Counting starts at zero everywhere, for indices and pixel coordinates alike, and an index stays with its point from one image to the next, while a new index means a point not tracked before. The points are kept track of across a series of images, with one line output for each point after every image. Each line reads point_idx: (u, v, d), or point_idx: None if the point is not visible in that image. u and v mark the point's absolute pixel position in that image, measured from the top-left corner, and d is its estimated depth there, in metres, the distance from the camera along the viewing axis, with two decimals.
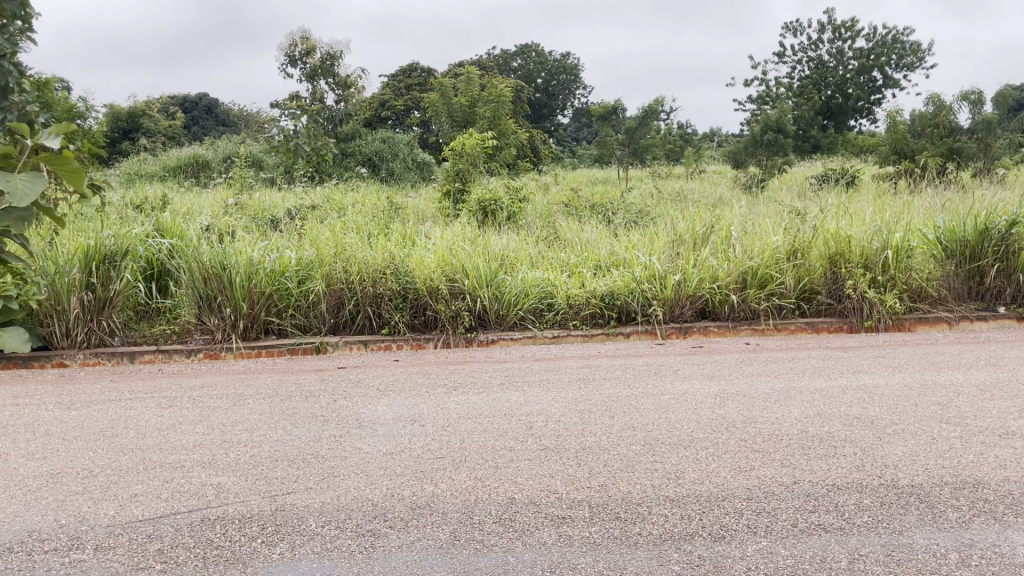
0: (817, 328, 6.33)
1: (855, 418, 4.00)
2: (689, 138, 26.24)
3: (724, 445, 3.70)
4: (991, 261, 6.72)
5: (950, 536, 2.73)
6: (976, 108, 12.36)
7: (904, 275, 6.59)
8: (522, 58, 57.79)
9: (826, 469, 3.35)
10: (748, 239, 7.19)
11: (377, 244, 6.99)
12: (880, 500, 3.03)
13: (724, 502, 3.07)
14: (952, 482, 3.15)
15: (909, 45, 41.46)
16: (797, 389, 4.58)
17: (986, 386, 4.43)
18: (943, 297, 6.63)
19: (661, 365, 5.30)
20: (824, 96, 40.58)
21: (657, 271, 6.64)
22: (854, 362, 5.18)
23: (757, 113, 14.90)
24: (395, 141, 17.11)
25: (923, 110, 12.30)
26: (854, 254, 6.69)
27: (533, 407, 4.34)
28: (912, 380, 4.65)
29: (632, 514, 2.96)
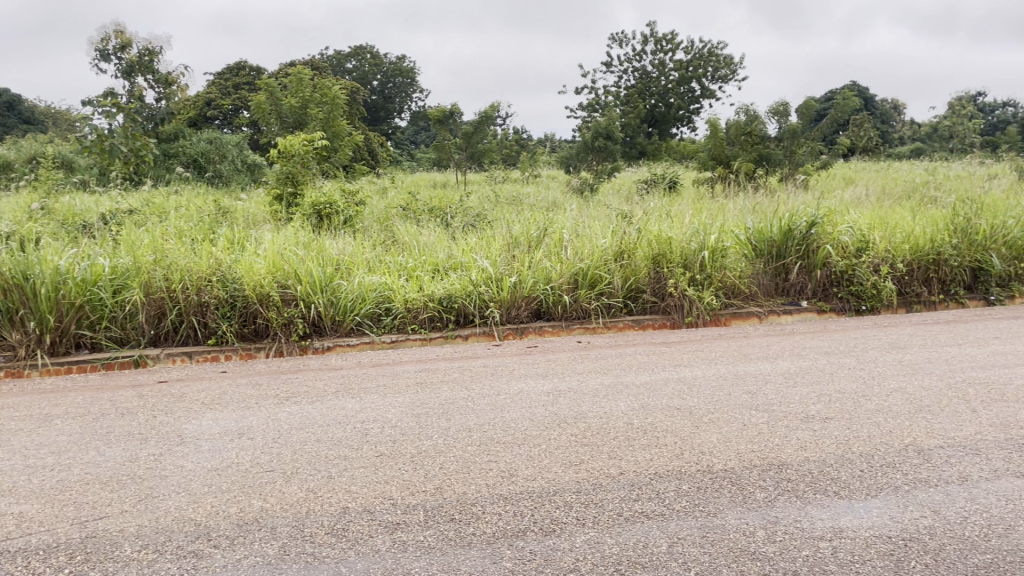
0: (643, 325, 6.66)
1: (676, 408, 4.25)
2: (524, 141, 26.92)
3: (555, 440, 3.82)
4: (795, 259, 7.30)
5: (758, 515, 2.95)
6: (782, 119, 13.40)
7: (720, 274, 7.03)
8: (356, 60, 56.96)
9: (649, 459, 3.53)
10: (578, 241, 7.45)
11: (202, 249, 6.67)
12: (697, 485, 3.23)
13: (554, 496, 3.16)
14: (759, 465, 3.41)
15: (723, 58, 44.37)
16: (624, 384, 4.79)
17: (789, 374, 4.83)
18: (754, 293, 7.13)
19: (497, 365, 5.39)
20: (650, 105, 42.69)
21: (493, 274, 6.76)
22: (677, 356, 5.49)
23: (588, 121, 15.48)
24: (222, 141, 16.36)
25: (737, 120, 13.20)
26: (675, 254, 7.09)
27: (369, 413, 4.29)
28: (727, 371, 4.99)
29: (466, 515, 3.00)
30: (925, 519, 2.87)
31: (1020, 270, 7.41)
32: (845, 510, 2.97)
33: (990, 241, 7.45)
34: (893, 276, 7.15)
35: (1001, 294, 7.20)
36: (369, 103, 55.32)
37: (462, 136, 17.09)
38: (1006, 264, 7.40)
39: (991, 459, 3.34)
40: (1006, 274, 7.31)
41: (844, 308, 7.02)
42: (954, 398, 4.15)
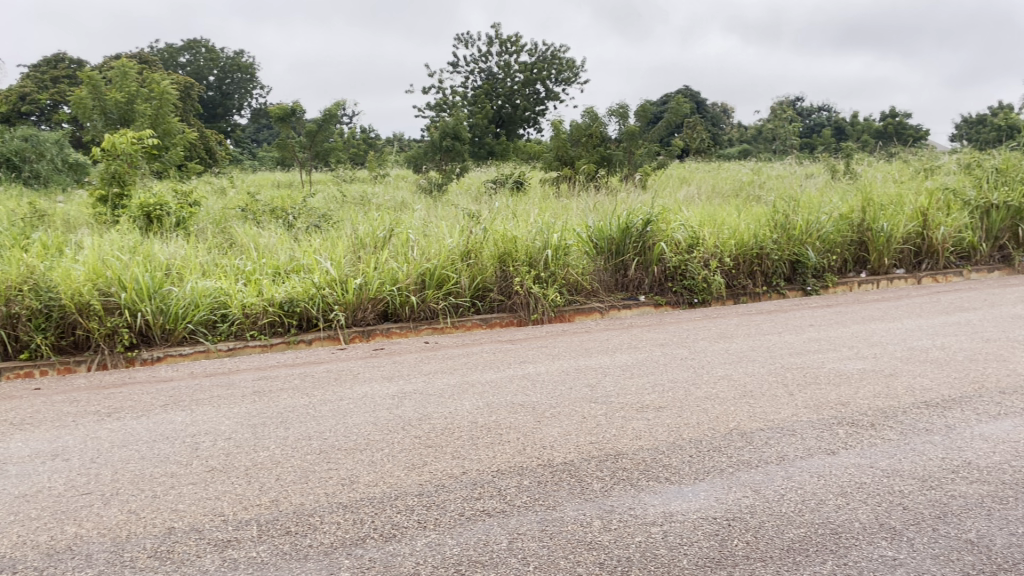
0: (490, 324, 6.71)
1: (519, 404, 4.30)
2: (371, 142, 26.55)
3: (398, 443, 3.76)
4: (632, 256, 7.60)
5: (594, 505, 3.03)
6: (621, 121, 13.92)
7: (563, 271, 7.19)
8: (191, 54, 54.19)
9: (492, 456, 3.55)
10: (424, 241, 7.40)
11: (11, 256, 6.12)
12: (537, 480, 3.28)
13: (396, 500, 3.12)
14: (597, 456, 3.51)
15: (566, 61, 45.59)
16: (470, 383, 4.80)
17: (627, 366, 5.01)
18: (596, 289, 7.34)
19: (342, 370, 5.26)
20: (497, 106, 43.14)
21: (337, 276, 6.58)
22: (522, 353, 5.57)
23: (435, 121, 15.46)
24: (39, 139, 15.08)
25: (579, 122, 13.59)
26: (519, 253, 7.18)
27: (201, 426, 4.07)
28: (569, 366, 5.11)
29: (302, 526, 2.90)
30: (747, 498, 3.04)
31: (832, 262, 8.03)
32: (676, 496, 3.10)
33: (806, 236, 8.00)
34: (722, 270, 7.57)
35: (816, 284, 7.79)
36: (207, 101, 52.80)
37: (306, 134, 16.61)
38: (820, 257, 7.98)
39: (805, 439, 3.58)
40: (820, 265, 7.90)
41: (678, 301, 7.38)
42: (774, 383, 4.43)
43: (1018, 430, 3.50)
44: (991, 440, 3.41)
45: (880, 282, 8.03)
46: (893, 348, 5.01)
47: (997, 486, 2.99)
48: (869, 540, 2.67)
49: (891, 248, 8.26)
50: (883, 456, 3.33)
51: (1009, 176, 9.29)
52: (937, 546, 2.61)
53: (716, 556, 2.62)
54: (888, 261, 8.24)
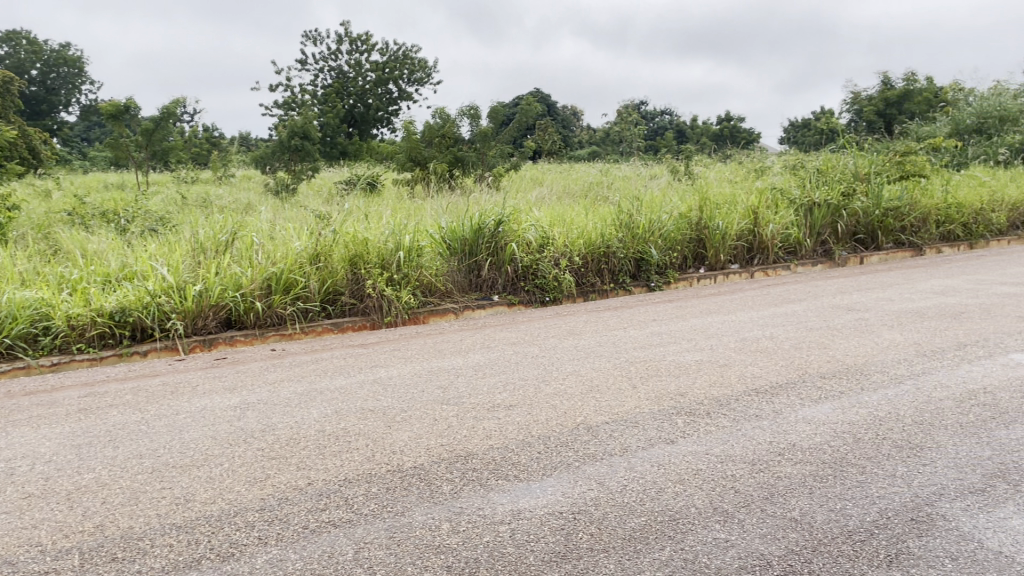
0: (342, 328, 6.56)
1: (369, 410, 4.22)
2: (215, 141, 25.41)
3: (240, 457, 3.60)
4: (485, 256, 7.62)
5: (443, 508, 3.00)
6: (473, 122, 13.97)
7: (416, 272, 7.11)
8: (10, 45, 49.96)
9: (339, 465, 3.46)
10: (270, 245, 7.12)
11: None
12: (386, 486, 3.22)
13: (235, 517, 2.98)
14: (447, 458, 3.49)
15: (417, 62, 45.42)
16: (318, 390, 4.67)
17: (479, 366, 5.02)
18: (449, 290, 7.32)
19: (180, 383, 4.97)
20: (348, 105, 42.35)
21: (175, 283, 6.22)
22: (373, 357, 5.47)
23: (283, 120, 14.96)
24: None
25: (431, 123, 13.53)
26: (371, 255, 7.03)
27: (17, 450, 3.74)
28: (421, 368, 5.06)
29: (131, 552, 2.71)
30: (592, 491, 3.10)
31: (674, 259, 8.39)
32: (524, 493, 3.12)
33: (649, 234, 8.31)
34: (571, 269, 7.75)
35: (660, 281, 8.13)
36: (29, 96, 48.86)
37: (142, 133, 15.65)
38: (662, 254, 8.32)
39: (647, 430, 3.71)
40: (663, 262, 8.24)
41: (530, 300, 7.50)
42: (619, 377, 4.58)
43: (836, 411, 3.77)
44: (813, 422, 3.66)
45: (717, 277, 8.48)
46: (728, 339, 5.29)
47: (818, 466, 3.20)
48: (704, 525, 2.79)
49: (727, 244, 8.72)
50: (717, 442, 3.50)
51: (828, 177, 10.03)
52: (765, 525, 2.76)
53: (562, 550, 2.66)
54: (724, 257, 8.70)
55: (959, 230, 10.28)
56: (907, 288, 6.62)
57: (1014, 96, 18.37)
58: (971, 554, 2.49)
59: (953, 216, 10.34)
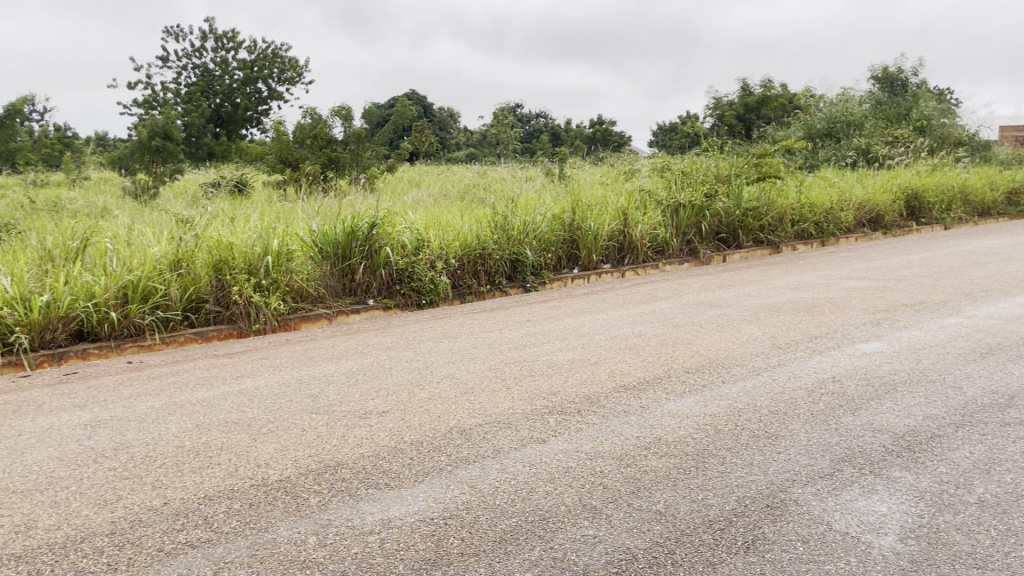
0: (207, 337, 6.28)
1: (233, 423, 4.04)
2: (67, 141, 23.87)
3: (89, 479, 3.37)
4: (359, 260, 7.46)
5: (309, 521, 2.90)
6: (346, 122, 13.70)
7: (286, 278, 6.89)
8: None
9: (199, 482, 3.29)
10: (126, 251, 6.72)
11: None
12: (249, 502, 3.09)
13: (81, 544, 2.78)
14: (315, 469, 3.39)
15: (288, 60, 44.26)
16: (178, 404, 4.44)
17: (351, 373, 4.91)
18: (321, 295, 7.14)
19: (24, 401, 4.61)
20: (216, 105, 40.75)
21: (18, 293, 5.76)
22: (240, 367, 5.25)
23: (142, 119, 14.19)
24: None
25: (302, 123, 13.17)
26: (237, 260, 6.75)
27: None
28: (290, 377, 4.90)
29: None
30: (463, 494, 3.07)
31: (548, 260, 8.50)
32: (394, 500, 3.06)
33: (524, 235, 8.37)
34: (447, 271, 7.72)
35: (535, 281, 8.22)
36: None
37: None
38: (537, 255, 8.41)
39: (519, 430, 3.72)
40: (538, 263, 8.33)
41: (406, 304, 7.42)
42: (493, 378, 4.58)
43: (699, 404, 3.90)
44: (678, 416, 3.77)
45: (590, 277, 8.66)
46: (599, 337, 5.40)
47: (682, 458, 3.30)
48: (573, 522, 2.81)
49: (599, 245, 8.91)
50: (587, 440, 3.55)
51: (693, 178, 10.42)
52: (632, 520, 2.81)
53: (432, 557, 2.62)
54: (596, 257, 8.88)
55: (812, 228, 10.93)
56: (765, 284, 6.96)
57: (858, 103, 19.69)
58: (821, 537, 2.62)
59: (806, 216, 10.97)
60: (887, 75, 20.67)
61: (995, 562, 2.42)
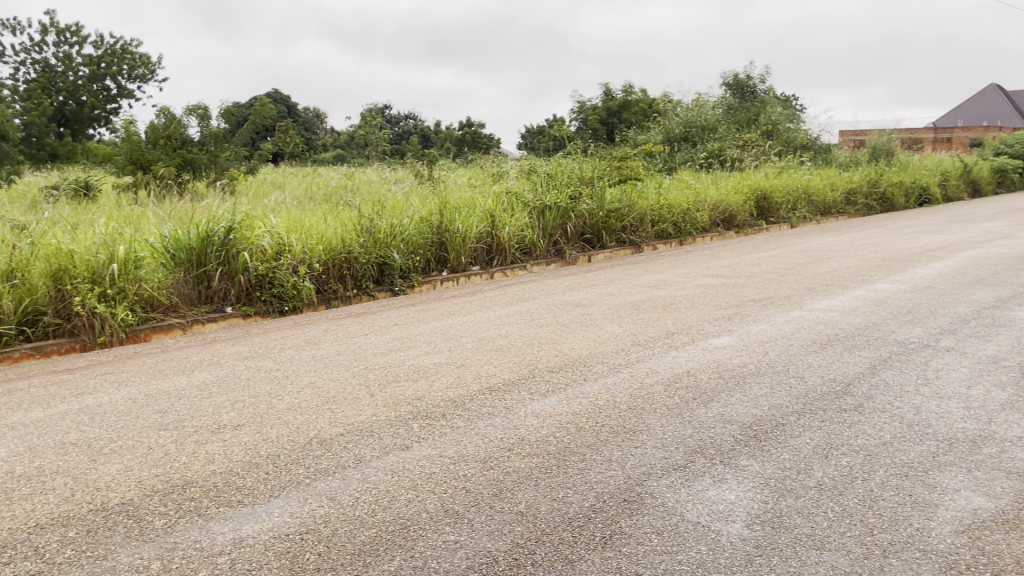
0: (46, 352, 5.83)
1: (71, 444, 3.76)
2: None
3: None
4: (215, 265, 7.12)
5: (154, 546, 2.73)
6: (203, 122, 13.11)
7: (135, 286, 6.49)
8: None
9: (30, 510, 3.04)
10: None
11: None
12: (86, 528, 2.88)
13: None
14: (162, 489, 3.19)
15: (139, 56, 41.98)
16: (9, 426, 4.09)
17: (205, 385, 4.68)
18: (175, 304, 6.78)
19: None
20: (59, 102, 38.10)
21: None
22: (81, 383, 4.91)
23: None
24: None
25: (155, 122, 12.48)
26: (80, 269, 6.29)
27: None
28: (138, 392, 4.61)
29: None
30: (321, 508, 2.97)
31: (416, 262, 8.42)
32: (248, 518, 2.92)
33: (391, 238, 8.25)
34: (311, 275, 7.50)
35: (403, 285, 8.13)
36: None
37: None
38: (404, 258, 8.31)
39: (382, 438, 3.64)
40: (405, 267, 8.24)
41: (267, 311, 7.16)
42: (356, 386, 4.48)
43: (562, 403, 3.95)
44: (541, 415, 3.81)
45: (459, 279, 8.65)
46: (465, 340, 5.38)
47: (544, 458, 3.32)
48: (434, 528, 2.76)
49: (467, 247, 8.91)
50: (451, 444, 3.52)
51: (557, 180, 10.60)
52: (494, 522, 2.80)
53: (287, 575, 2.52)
54: (464, 260, 8.88)
55: (671, 228, 11.36)
56: (627, 283, 7.17)
57: (712, 108, 20.65)
58: (674, 528, 2.70)
59: (665, 216, 11.39)
60: (737, 82, 21.75)
61: (832, 542, 2.56)
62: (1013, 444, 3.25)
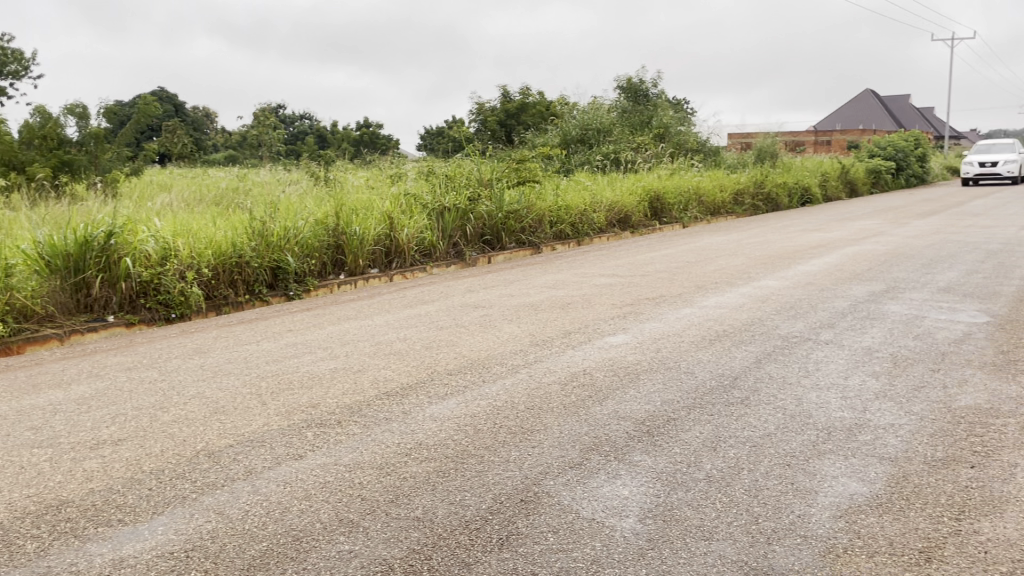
0: None
1: None
2: None
3: None
4: (95, 272, 6.76)
5: (24, 571, 2.57)
6: (82, 121, 12.45)
7: (5, 296, 6.10)
8: None
9: None
10: None
11: None
12: None
13: None
14: (34, 511, 3.00)
15: (11, 51, 39.54)
16: None
17: (84, 399, 4.44)
18: (51, 314, 6.40)
19: None
20: None
21: None
22: None
23: None
24: None
25: (28, 121, 11.77)
26: None
27: None
28: (9, 409, 4.33)
29: None
30: (209, 523, 2.86)
31: (312, 266, 8.24)
32: (129, 537, 2.78)
33: (285, 241, 8.05)
34: (200, 281, 7.23)
35: (298, 289, 7.94)
36: None
37: None
38: (299, 261, 8.12)
39: (273, 448, 3.54)
40: (300, 270, 8.05)
41: (153, 319, 6.86)
42: (247, 395, 4.34)
43: (459, 406, 3.94)
44: (438, 419, 3.78)
45: (357, 282, 8.52)
46: (362, 345, 5.30)
47: (441, 461, 3.30)
48: (328, 539, 2.70)
49: (364, 249, 8.78)
50: (346, 451, 3.45)
51: (456, 182, 10.58)
52: (389, 529, 2.75)
53: None
54: (362, 263, 8.74)
55: (569, 229, 11.52)
56: (525, 284, 7.22)
57: (607, 111, 21.08)
58: (569, 526, 2.72)
59: (563, 217, 11.55)
60: (631, 86, 22.25)
61: (720, 532, 2.65)
62: (885, 431, 3.44)
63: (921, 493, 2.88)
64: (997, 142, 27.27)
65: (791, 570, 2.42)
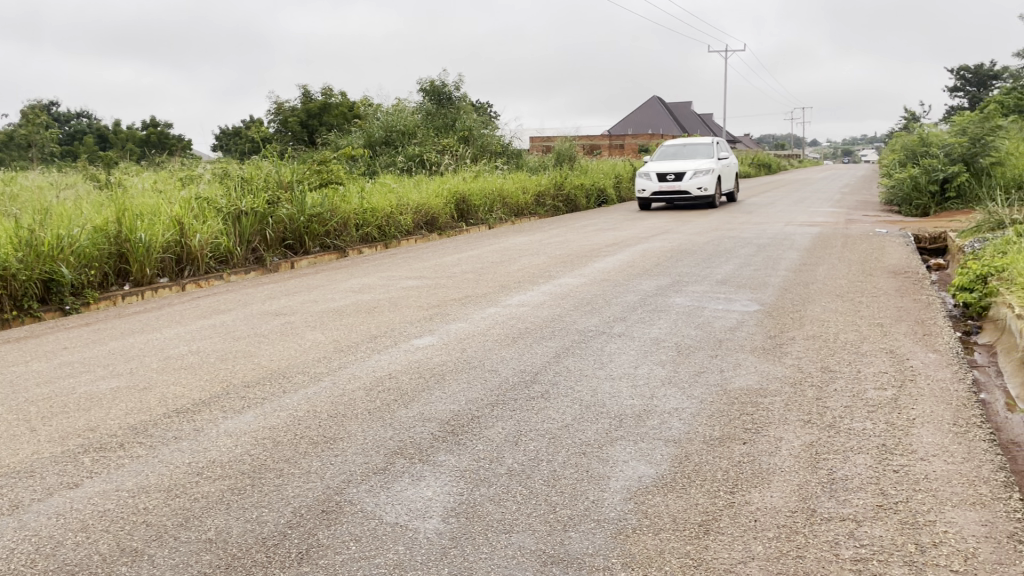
0: None
1: None
2: None
3: None
4: None
5: None
6: None
7: None
8: None
9: None
10: None
11: None
12: None
13: None
14: None
15: None
16: None
17: None
18: None
19: None
20: None
21: None
22: None
23: None
24: None
25: None
26: None
27: None
28: None
29: None
30: None
31: (92, 277, 7.60)
32: None
33: (58, 251, 7.35)
34: None
35: (76, 303, 7.29)
36: None
37: None
38: (76, 272, 7.46)
39: (45, 478, 3.23)
40: (77, 282, 7.39)
41: None
42: (13, 422, 3.92)
43: (257, 419, 3.78)
44: (234, 434, 3.61)
45: (145, 293, 7.95)
46: (149, 360, 4.95)
47: (236, 478, 3.15)
48: (108, 571, 2.50)
49: (152, 257, 8.21)
50: (129, 476, 3.21)
51: (253, 184, 10.15)
52: (178, 555, 2.59)
53: None
54: (150, 271, 8.17)
55: (374, 232, 11.41)
56: (329, 289, 7.06)
57: (410, 113, 21.08)
58: (372, 532, 2.69)
59: (368, 220, 11.42)
60: (434, 88, 22.38)
61: (520, 524, 2.72)
62: (670, 415, 3.69)
63: (701, 471, 3.11)
64: (693, 139, 18.11)
65: (585, 554, 2.53)
